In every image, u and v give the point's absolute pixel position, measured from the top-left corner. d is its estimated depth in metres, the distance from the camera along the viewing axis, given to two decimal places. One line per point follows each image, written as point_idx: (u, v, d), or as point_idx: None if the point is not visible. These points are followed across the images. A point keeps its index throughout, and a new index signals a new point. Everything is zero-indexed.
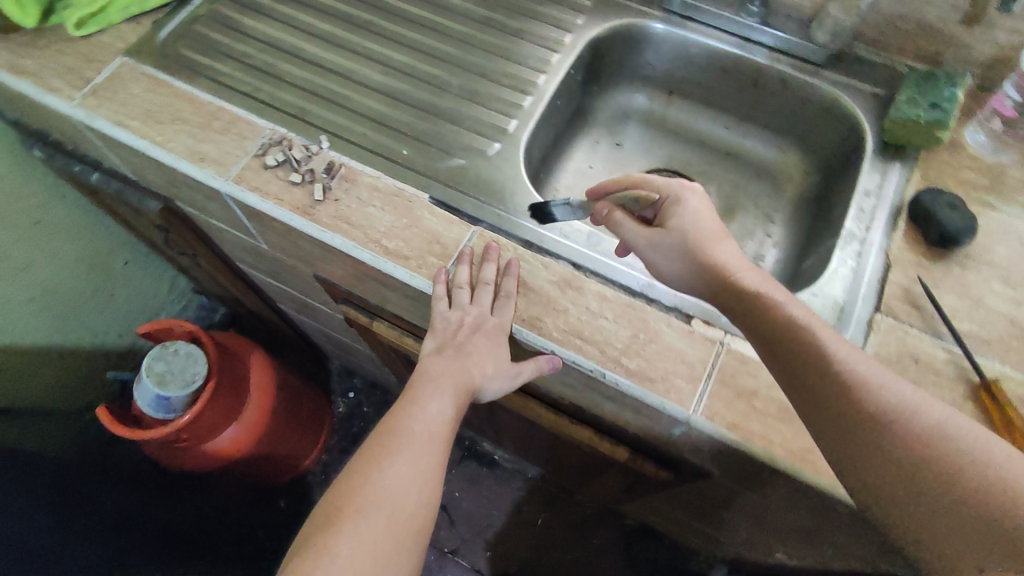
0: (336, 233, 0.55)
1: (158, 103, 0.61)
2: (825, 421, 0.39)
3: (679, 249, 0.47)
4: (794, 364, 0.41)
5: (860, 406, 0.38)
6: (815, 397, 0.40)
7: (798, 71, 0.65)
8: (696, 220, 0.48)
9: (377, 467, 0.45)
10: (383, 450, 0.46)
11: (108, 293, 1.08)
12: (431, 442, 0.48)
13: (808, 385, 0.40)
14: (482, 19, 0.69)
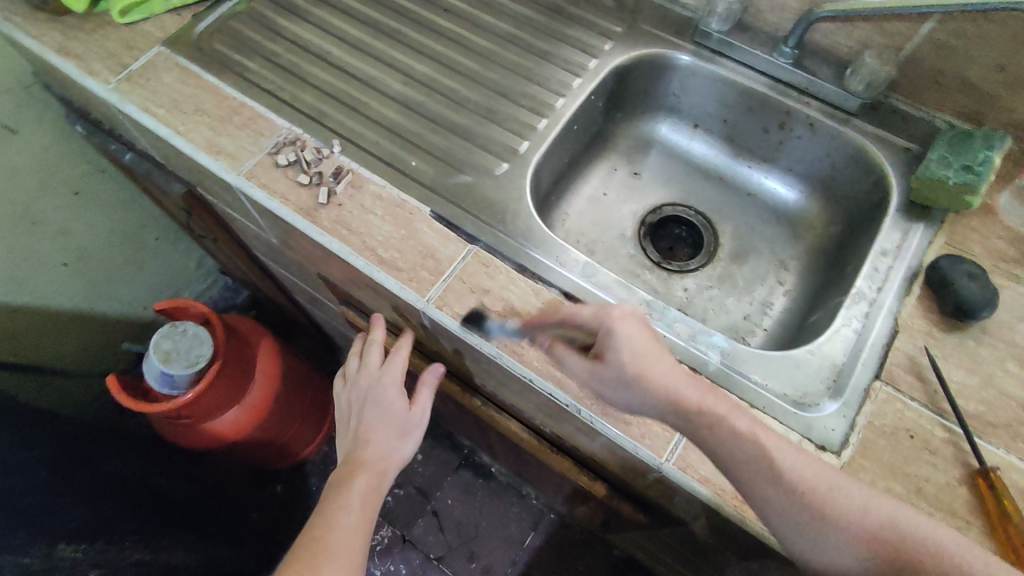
0: (334, 238, 0.55)
1: (186, 94, 0.63)
2: (768, 501, 0.38)
3: (624, 381, 0.43)
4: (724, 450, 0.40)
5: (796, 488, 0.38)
6: (754, 481, 0.39)
7: (827, 117, 0.62)
8: (634, 352, 0.44)
9: (317, 558, 0.46)
10: (321, 546, 0.48)
11: (137, 265, 1.11)
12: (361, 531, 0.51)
13: (743, 468, 0.39)
14: (509, 37, 0.69)
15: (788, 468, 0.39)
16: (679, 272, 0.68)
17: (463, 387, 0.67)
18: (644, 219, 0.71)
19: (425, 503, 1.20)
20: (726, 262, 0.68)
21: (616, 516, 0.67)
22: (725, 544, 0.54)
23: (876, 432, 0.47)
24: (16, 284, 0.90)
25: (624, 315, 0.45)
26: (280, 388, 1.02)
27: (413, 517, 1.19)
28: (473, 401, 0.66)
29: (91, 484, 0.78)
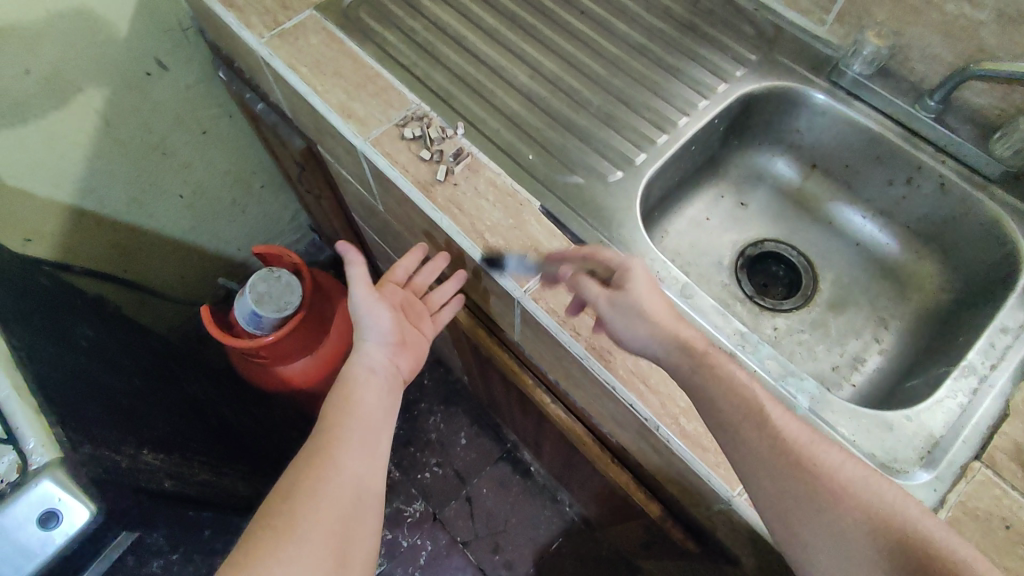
0: (445, 216, 0.57)
1: (328, 57, 0.67)
2: (799, 493, 0.40)
3: (637, 312, 0.48)
4: (759, 443, 0.42)
5: (830, 483, 0.40)
6: (786, 472, 0.41)
7: (961, 179, 0.59)
8: (649, 293, 0.49)
9: (319, 471, 0.50)
10: (324, 458, 0.51)
11: (242, 208, 1.17)
12: (365, 442, 0.53)
13: (774, 457, 0.41)
14: (641, 47, 0.69)
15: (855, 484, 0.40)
16: (772, 310, 0.67)
17: (535, 383, 0.68)
18: (744, 251, 0.70)
19: (461, 487, 1.22)
20: (822, 308, 0.66)
21: (661, 540, 0.67)
22: None
23: (966, 513, 0.45)
24: (140, 207, 1.00)
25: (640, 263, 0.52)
26: (350, 347, 1.05)
27: (447, 498, 1.21)
28: (542, 397, 0.67)
29: (169, 401, 0.85)
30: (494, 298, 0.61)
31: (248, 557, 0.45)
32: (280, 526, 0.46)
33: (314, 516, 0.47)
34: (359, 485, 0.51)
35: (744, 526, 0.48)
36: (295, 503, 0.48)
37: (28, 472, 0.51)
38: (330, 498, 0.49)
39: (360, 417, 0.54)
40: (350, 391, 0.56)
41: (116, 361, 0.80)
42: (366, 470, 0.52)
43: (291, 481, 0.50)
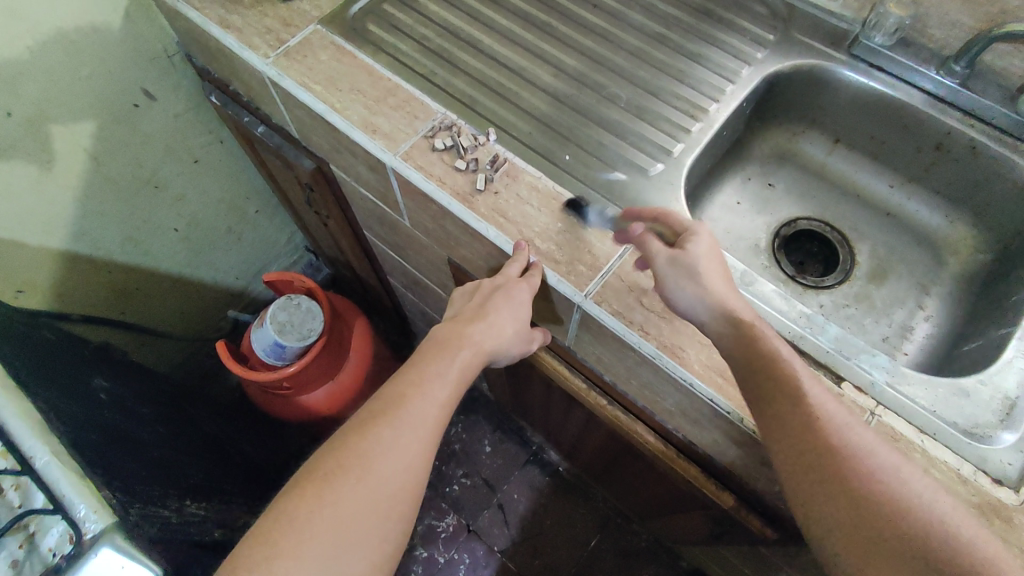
0: (492, 226, 0.56)
1: (342, 72, 0.64)
2: (825, 490, 0.39)
3: (693, 271, 0.48)
4: (799, 435, 0.41)
5: (867, 490, 0.38)
6: (817, 465, 0.40)
7: (993, 141, 0.60)
8: (710, 257, 0.49)
9: (374, 440, 0.45)
10: (382, 426, 0.46)
11: (237, 235, 1.13)
12: (431, 419, 0.48)
13: (806, 449, 0.40)
14: (659, 36, 0.68)
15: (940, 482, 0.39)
16: (815, 288, 0.67)
17: (589, 386, 0.67)
18: (778, 232, 0.71)
19: (491, 495, 1.21)
20: (863, 281, 0.67)
21: (731, 528, 0.67)
22: None
23: None
24: (135, 245, 0.95)
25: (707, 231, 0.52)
26: (370, 368, 1.03)
27: (479, 508, 1.19)
28: (597, 400, 0.66)
29: (192, 442, 0.82)
30: (545, 305, 0.59)
31: (297, 510, 0.41)
32: (317, 494, 0.42)
33: (369, 480, 0.43)
34: (423, 449, 0.46)
35: None
36: (340, 470, 0.43)
37: (85, 541, 0.44)
38: (378, 474, 0.44)
39: (435, 378, 0.50)
40: (429, 358, 0.51)
41: (138, 410, 0.76)
42: (424, 452, 0.46)
43: (343, 440, 0.45)
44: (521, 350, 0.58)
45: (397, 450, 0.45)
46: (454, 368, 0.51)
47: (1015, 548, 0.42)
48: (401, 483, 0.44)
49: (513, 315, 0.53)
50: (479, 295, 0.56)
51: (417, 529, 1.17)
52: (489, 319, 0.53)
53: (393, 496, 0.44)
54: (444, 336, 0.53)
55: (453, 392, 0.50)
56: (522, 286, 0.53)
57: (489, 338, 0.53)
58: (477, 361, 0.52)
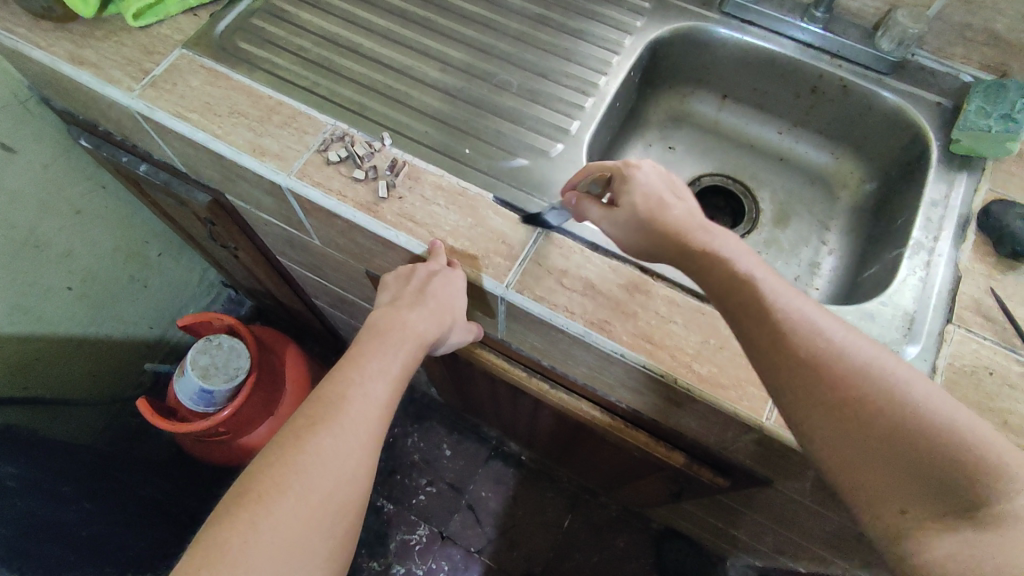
0: (401, 231, 0.55)
1: (218, 96, 0.61)
2: (843, 430, 0.36)
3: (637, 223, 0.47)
4: (806, 378, 0.37)
5: (883, 424, 0.35)
6: (831, 403, 0.37)
7: (860, 78, 0.64)
8: (648, 195, 0.47)
9: (313, 451, 0.42)
10: (320, 433, 0.43)
11: (142, 283, 1.05)
12: (373, 420, 0.45)
13: (818, 397, 0.37)
14: (540, 18, 0.68)
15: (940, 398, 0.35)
16: None
17: (529, 374, 0.67)
18: None
19: (459, 497, 1.20)
20: (770, 226, 0.70)
21: (687, 484, 0.69)
22: (815, 499, 0.56)
23: (955, 372, 0.49)
24: (24, 313, 0.86)
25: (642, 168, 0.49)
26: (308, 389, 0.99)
27: (449, 513, 1.18)
28: (540, 385, 0.67)
29: (123, 511, 0.80)
30: (470, 302, 0.59)
31: (233, 539, 0.38)
32: (254, 519, 0.39)
33: (311, 495, 0.41)
34: (367, 453, 0.44)
35: (778, 447, 0.49)
36: (277, 488, 0.40)
37: None
38: (317, 487, 0.41)
39: (376, 375, 0.47)
40: (369, 353, 0.49)
41: (60, 488, 0.71)
42: (369, 455, 0.44)
43: (277, 454, 0.42)
44: (457, 339, 0.57)
45: (339, 460, 0.42)
46: (397, 362, 0.49)
47: None
48: (343, 493, 0.42)
49: (452, 304, 0.52)
50: (414, 278, 0.52)
51: (390, 546, 1.15)
52: (429, 307, 0.51)
53: (335, 509, 0.42)
54: (383, 329, 0.50)
55: (396, 388, 0.48)
56: (456, 275, 0.52)
57: (431, 327, 0.51)
58: (422, 352, 0.51)
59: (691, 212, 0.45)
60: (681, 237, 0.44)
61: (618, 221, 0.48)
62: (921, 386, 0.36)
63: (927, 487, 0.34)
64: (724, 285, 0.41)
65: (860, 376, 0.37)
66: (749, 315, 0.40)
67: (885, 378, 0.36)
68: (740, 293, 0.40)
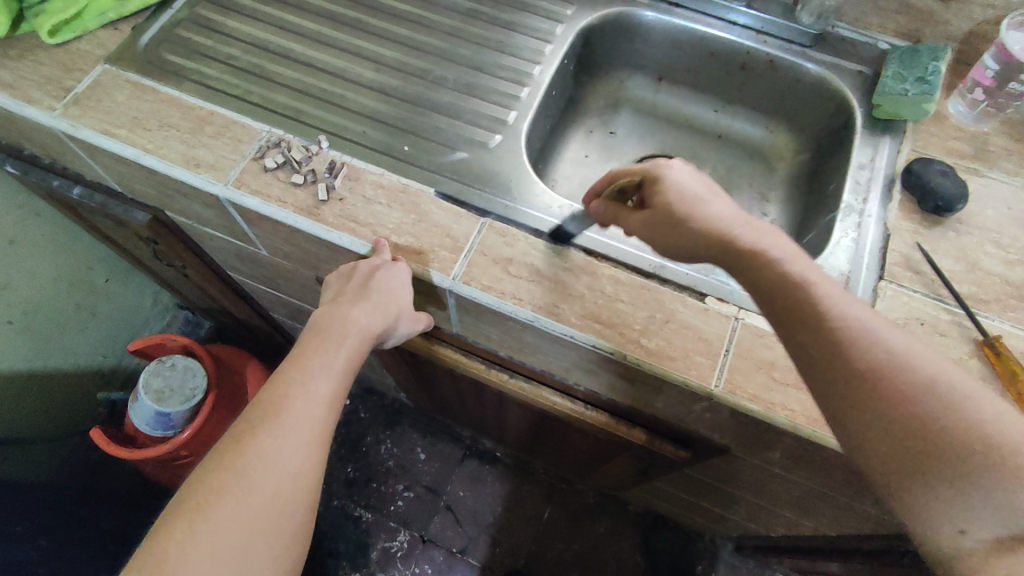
0: (344, 233, 0.54)
1: (146, 110, 0.59)
2: (903, 451, 0.32)
3: (671, 224, 0.44)
4: (858, 391, 0.34)
5: (932, 430, 0.32)
6: (889, 422, 0.33)
7: (785, 52, 0.66)
8: (681, 192, 0.45)
9: (254, 453, 0.41)
10: (261, 435, 0.42)
11: (90, 311, 1.02)
12: (316, 418, 0.45)
13: (854, 391, 0.34)
14: (472, 12, 0.69)
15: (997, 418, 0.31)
16: None
17: (488, 366, 0.67)
18: None
19: (437, 500, 1.19)
20: None
21: (652, 461, 0.70)
22: (771, 461, 0.58)
23: None
24: None
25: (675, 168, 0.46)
26: None
27: (428, 516, 1.18)
28: (500, 376, 0.67)
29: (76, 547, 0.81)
30: (421, 298, 0.59)
31: (172, 548, 0.37)
32: (194, 525, 0.38)
33: (253, 498, 0.40)
34: (311, 452, 0.44)
35: (729, 412, 0.51)
36: (216, 493, 0.40)
37: None
38: (259, 489, 0.40)
39: (319, 373, 0.46)
40: (308, 352, 0.48)
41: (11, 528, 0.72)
42: (314, 452, 0.44)
43: (217, 460, 0.41)
44: (406, 329, 0.55)
45: (280, 459, 0.42)
46: (339, 359, 0.48)
47: None
48: (289, 490, 0.41)
49: (397, 295, 0.52)
50: (357, 273, 0.52)
51: (371, 556, 1.14)
52: (373, 299, 0.50)
53: (281, 508, 0.41)
54: (324, 327, 0.49)
55: (340, 385, 0.47)
56: (399, 267, 0.52)
57: (376, 320, 0.50)
58: (367, 345, 0.50)
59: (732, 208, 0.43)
60: (719, 237, 0.41)
61: (652, 222, 0.46)
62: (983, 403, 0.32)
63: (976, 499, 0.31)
64: (772, 289, 0.38)
65: (922, 395, 0.33)
66: (801, 322, 0.36)
67: (948, 394, 0.32)
68: (792, 301, 0.37)
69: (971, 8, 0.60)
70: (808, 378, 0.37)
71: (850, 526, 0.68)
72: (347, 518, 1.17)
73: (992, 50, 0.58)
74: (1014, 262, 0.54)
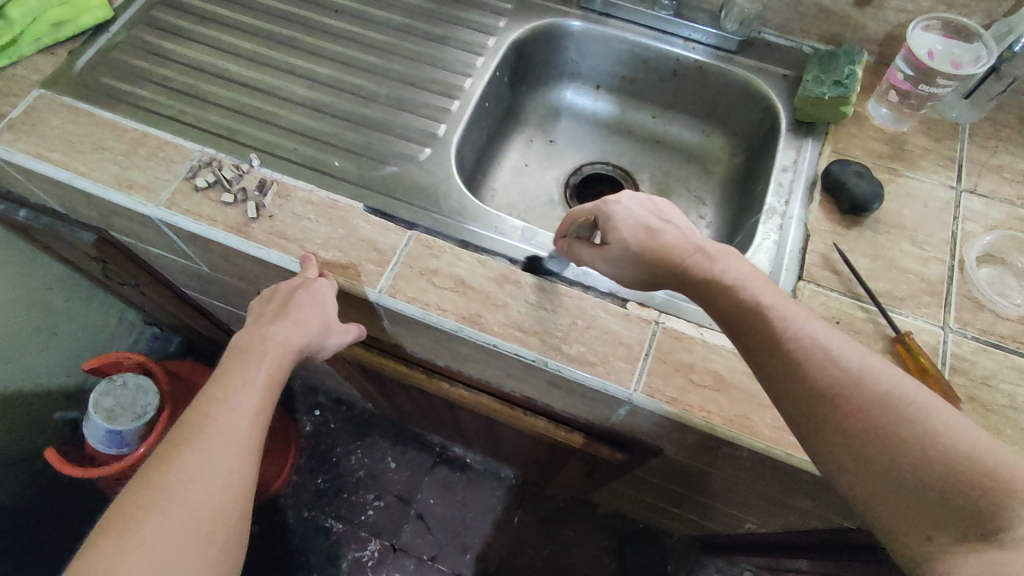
0: (273, 249, 0.55)
1: (80, 133, 0.60)
2: (873, 461, 0.36)
3: (631, 258, 0.46)
4: (819, 405, 0.37)
5: (901, 446, 0.35)
6: (853, 435, 0.36)
7: (713, 58, 0.68)
8: (635, 229, 0.46)
9: (177, 469, 0.41)
10: (184, 451, 0.42)
11: (51, 331, 1.01)
12: (243, 431, 0.44)
13: (828, 412, 0.37)
14: (406, 28, 0.70)
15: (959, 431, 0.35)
16: None
17: (428, 374, 0.67)
18: (567, 182, 0.75)
19: (408, 508, 1.20)
20: None
21: (597, 464, 0.71)
22: (702, 461, 0.59)
23: None
24: None
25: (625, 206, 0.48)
26: None
27: (399, 524, 1.18)
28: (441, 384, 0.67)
29: None
30: (355, 311, 0.59)
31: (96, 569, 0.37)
32: (118, 545, 0.38)
33: (179, 513, 0.40)
34: (237, 464, 0.43)
35: (651, 415, 0.52)
36: (143, 510, 0.40)
37: None
38: (185, 504, 0.40)
39: (240, 387, 0.46)
40: (229, 370, 0.47)
41: None
42: (240, 464, 0.43)
43: (142, 481, 0.41)
44: (337, 342, 0.54)
45: (207, 473, 0.41)
46: (261, 374, 0.47)
47: None
48: (218, 503, 0.41)
49: (318, 311, 0.51)
50: (278, 294, 0.52)
51: (343, 567, 1.14)
52: (293, 316, 0.50)
53: (208, 521, 0.40)
54: (244, 346, 0.49)
55: (267, 399, 0.47)
56: (322, 283, 0.52)
57: (297, 334, 0.50)
58: (291, 360, 0.49)
59: (684, 235, 0.45)
60: (677, 266, 0.44)
61: (611, 258, 0.47)
62: (941, 415, 0.35)
63: (942, 509, 0.34)
64: (733, 313, 0.42)
65: (875, 404, 0.36)
66: (765, 345, 0.40)
67: (911, 407, 0.36)
68: (756, 323, 0.40)
69: (884, 13, 0.61)
70: (772, 394, 0.40)
71: (791, 522, 0.69)
72: (318, 529, 1.18)
73: (902, 53, 0.59)
74: (930, 259, 0.55)
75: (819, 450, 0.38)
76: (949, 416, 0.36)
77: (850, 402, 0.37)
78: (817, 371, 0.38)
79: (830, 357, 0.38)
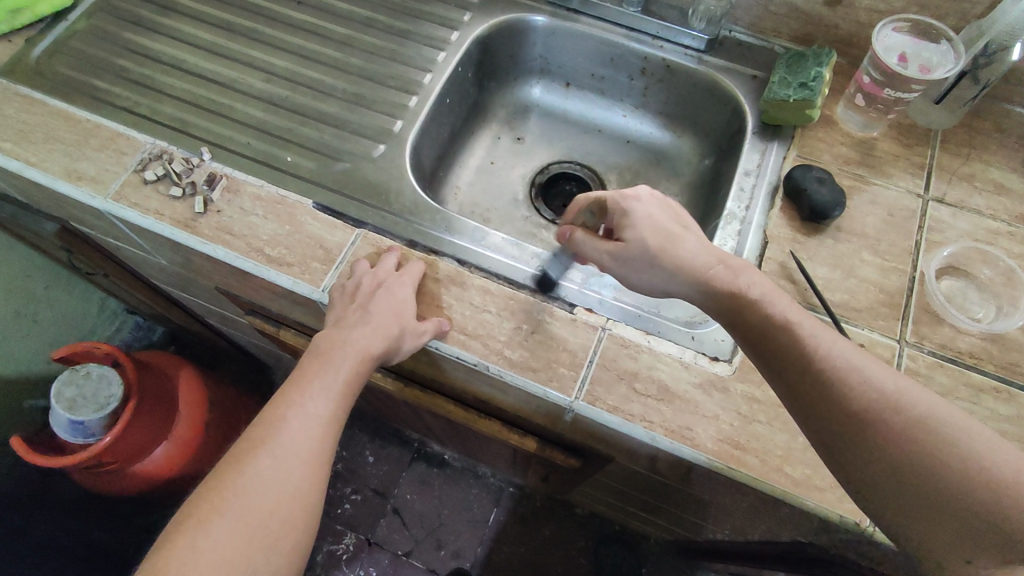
0: (218, 245, 0.54)
1: (32, 122, 0.59)
2: (911, 488, 0.35)
3: (646, 257, 0.45)
4: (856, 429, 0.36)
5: (939, 472, 0.34)
6: (884, 459, 0.36)
7: (681, 56, 0.66)
8: (652, 228, 0.45)
9: (252, 472, 0.43)
10: (259, 455, 0.43)
11: (31, 318, 1.01)
12: (316, 437, 0.45)
13: (856, 437, 0.36)
14: (369, 21, 0.69)
15: (991, 456, 0.34)
16: None
17: (383, 374, 0.66)
18: (533, 181, 0.73)
19: (384, 503, 1.20)
20: None
21: (555, 468, 0.70)
22: (653, 471, 0.57)
23: None
24: None
25: (643, 201, 0.47)
26: (208, 416, 0.98)
27: (375, 519, 1.18)
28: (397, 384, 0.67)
29: None
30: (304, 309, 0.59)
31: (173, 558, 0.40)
32: (194, 539, 0.40)
33: (250, 515, 0.42)
34: (307, 473, 0.44)
35: (594, 423, 0.50)
36: (216, 507, 0.42)
37: None
38: (257, 508, 0.42)
39: (312, 395, 0.46)
40: (309, 374, 0.47)
41: None
42: (309, 473, 0.44)
43: (218, 476, 0.43)
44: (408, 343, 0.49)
45: (279, 479, 0.43)
46: (338, 381, 0.47)
47: (729, 412, 0.48)
48: (286, 509, 0.43)
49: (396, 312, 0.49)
50: (360, 289, 0.50)
51: (318, 559, 1.15)
52: (371, 321, 0.48)
53: (277, 526, 0.42)
54: (325, 346, 0.48)
55: (339, 406, 0.47)
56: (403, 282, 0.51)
57: (375, 339, 0.48)
58: (366, 367, 0.48)
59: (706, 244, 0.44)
60: (698, 276, 0.43)
61: (620, 256, 0.46)
62: (977, 437, 0.35)
63: (979, 535, 0.33)
64: (760, 327, 0.41)
65: (915, 430, 0.35)
66: (789, 363, 0.39)
67: (948, 430, 0.35)
68: (776, 342, 0.40)
69: (855, 13, 0.60)
70: (798, 413, 0.40)
71: (749, 532, 0.68)
72: None
73: (868, 55, 0.58)
74: (891, 269, 0.53)
75: (850, 474, 0.37)
76: (988, 438, 0.35)
77: (881, 426, 0.36)
78: (845, 395, 0.37)
79: (854, 378, 0.37)
